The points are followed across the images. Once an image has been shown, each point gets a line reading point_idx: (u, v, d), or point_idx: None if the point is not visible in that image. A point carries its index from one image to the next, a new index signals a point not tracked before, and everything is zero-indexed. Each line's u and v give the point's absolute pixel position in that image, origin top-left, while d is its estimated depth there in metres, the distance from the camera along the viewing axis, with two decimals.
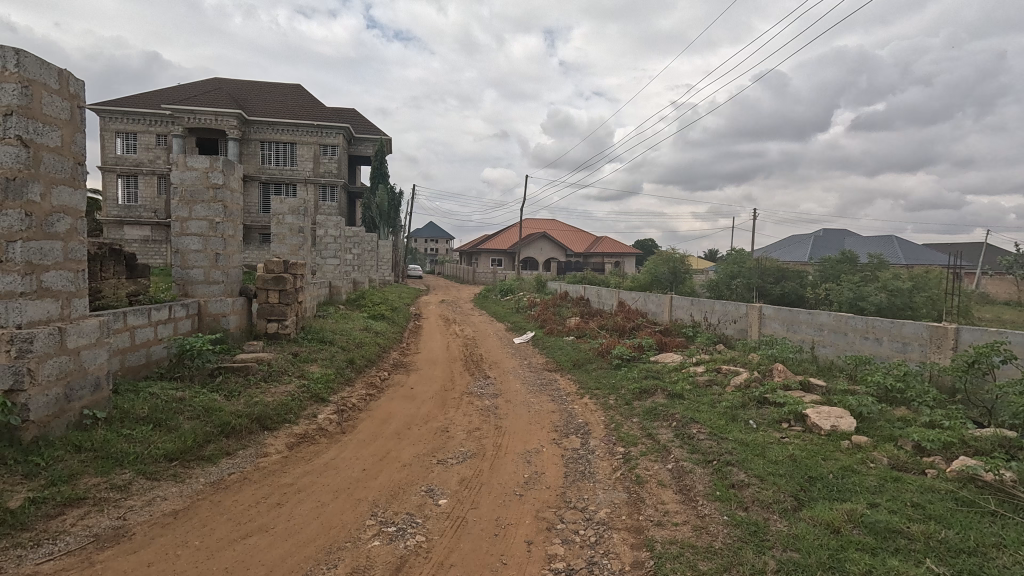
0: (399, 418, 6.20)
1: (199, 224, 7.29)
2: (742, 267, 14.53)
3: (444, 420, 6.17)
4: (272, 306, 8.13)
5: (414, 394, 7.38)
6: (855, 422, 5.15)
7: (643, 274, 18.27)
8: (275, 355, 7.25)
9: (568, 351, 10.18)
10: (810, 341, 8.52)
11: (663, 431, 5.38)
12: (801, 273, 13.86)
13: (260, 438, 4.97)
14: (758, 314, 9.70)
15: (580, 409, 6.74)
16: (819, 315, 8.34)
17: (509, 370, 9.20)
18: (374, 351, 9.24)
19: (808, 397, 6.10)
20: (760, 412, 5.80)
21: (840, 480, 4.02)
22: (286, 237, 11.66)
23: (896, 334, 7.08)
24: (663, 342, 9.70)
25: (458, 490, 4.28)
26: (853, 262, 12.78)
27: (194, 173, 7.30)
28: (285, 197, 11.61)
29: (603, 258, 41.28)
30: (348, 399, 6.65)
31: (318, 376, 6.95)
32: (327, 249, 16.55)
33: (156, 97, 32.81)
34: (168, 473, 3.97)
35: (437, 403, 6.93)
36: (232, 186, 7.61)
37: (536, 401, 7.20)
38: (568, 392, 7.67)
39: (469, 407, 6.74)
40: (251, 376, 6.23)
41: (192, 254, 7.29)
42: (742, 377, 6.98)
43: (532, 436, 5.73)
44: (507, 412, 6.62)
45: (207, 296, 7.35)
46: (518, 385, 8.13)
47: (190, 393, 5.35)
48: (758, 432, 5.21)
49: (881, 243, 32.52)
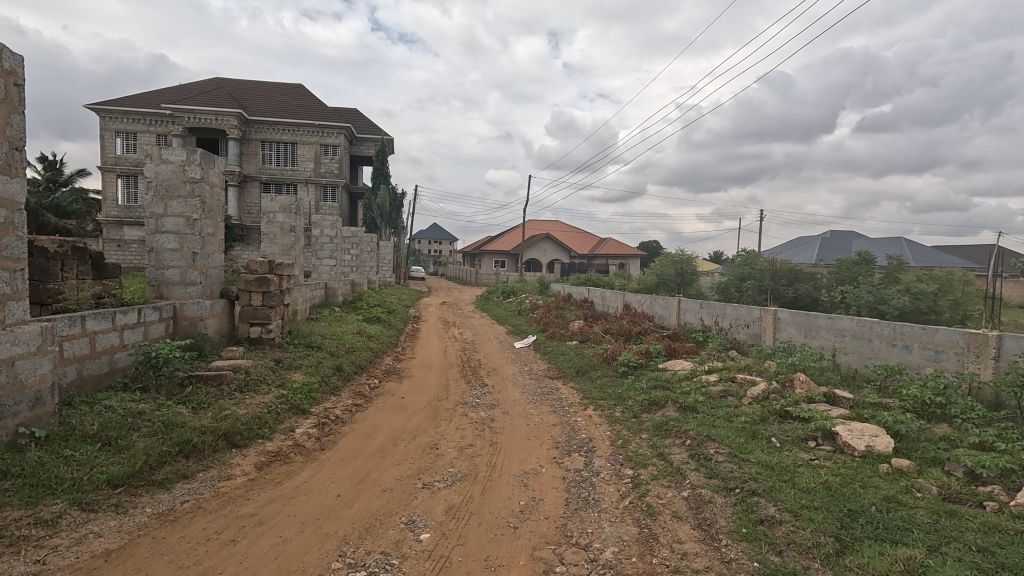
0: (384, 433, 5.67)
1: (176, 221, 6.82)
2: (752, 268, 13.94)
3: (434, 435, 5.64)
4: (255, 309, 7.63)
5: (404, 405, 6.85)
6: (892, 442, 4.59)
7: (650, 276, 17.69)
8: (255, 361, 6.75)
9: (571, 357, 9.63)
10: (831, 347, 7.93)
11: (676, 451, 4.82)
12: (815, 275, 13.24)
13: (225, 457, 4.45)
14: (773, 318, 9.13)
15: (583, 422, 6.18)
16: (840, 320, 7.76)
17: (508, 377, 8.66)
18: (365, 357, 8.72)
19: (836, 411, 5.53)
20: (783, 428, 5.24)
21: (886, 514, 3.47)
22: (277, 237, 11.16)
23: (928, 341, 6.50)
24: (672, 348, 9.13)
25: (443, 521, 3.74)
26: (871, 263, 12.16)
27: (170, 166, 6.81)
28: (276, 195, 11.12)
29: (607, 259, 40.70)
30: (332, 411, 6.13)
31: (300, 385, 6.44)
32: (323, 250, 16.06)
33: (156, 96, 32.55)
34: (109, 502, 3.45)
35: (428, 415, 6.40)
36: (212, 181, 7.12)
37: (536, 413, 6.63)
38: (571, 402, 7.12)
39: (463, 420, 6.20)
40: (224, 386, 5.72)
41: (168, 254, 6.81)
42: (760, 388, 6.42)
43: (530, 454, 5.18)
44: (504, 425, 6.08)
45: (183, 298, 6.85)
46: (517, 394, 7.59)
47: (152, 406, 4.85)
48: (783, 452, 4.65)
49: (890, 245, 31.78)
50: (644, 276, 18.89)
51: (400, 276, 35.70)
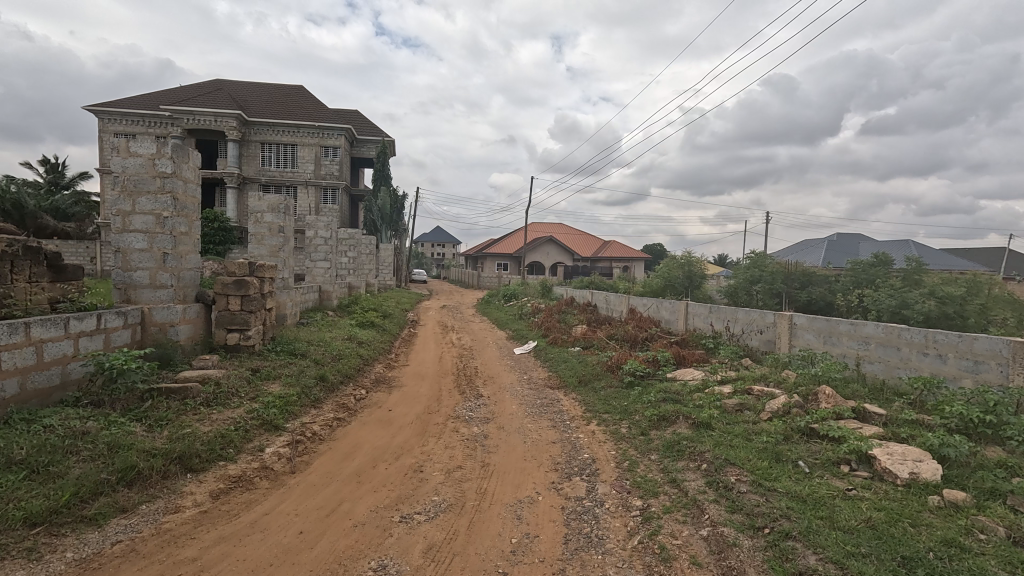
0: (365, 452, 5.11)
1: (145, 219, 6.31)
2: (763, 271, 13.35)
3: (419, 455, 5.08)
4: (232, 314, 7.12)
5: (390, 419, 6.28)
6: (939, 468, 4.01)
7: (656, 280, 17.10)
8: (228, 371, 6.21)
9: (573, 365, 9.04)
10: (854, 355, 7.34)
11: (692, 477, 4.23)
12: (830, 278, 12.58)
13: (177, 485, 3.91)
14: (788, 324, 8.55)
15: (585, 440, 5.60)
16: (864, 326, 7.18)
17: (506, 387, 8.09)
18: (354, 364, 8.17)
19: (868, 431, 4.95)
20: (810, 450, 4.68)
21: (948, 562, 2.89)
22: (265, 237, 10.65)
23: (965, 351, 5.90)
24: (681, 356, 8.54)
25: (419, 566, 3.17)
26: (889, 265, 11.51)
27: (139, 160, 6.30)
28: (264, 194, 10.61)
29: (610, 262, 40.04)
30: (309, 427, 5.58)
31: (276, 397, 5.89)
32: (316, 251, 15.40)
33: (156, 98, 32.23)
34: (21, 547, 2.91)
35: (415, 431, 5.84)
36: (185, 176, 6.61)
37: (535, 428, 6.06)
38: (572, 416, 6.55)
39: (454, 437, 5.64)
40: (189, 400, 5.19)
41: (136, 254, 6.29)
42: (780, 402, 5.84)
43: (525, 479, 4.62)
44: (498, 443, 5.51)
45: (153, 302, 6.35)
46: (515, 406, 7.02)
47: (100, 425, 4.31)
48: (814, 481, 4.08)
49: (898, 247, 31.08)
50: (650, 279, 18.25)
51: (401, 280, 35.18)
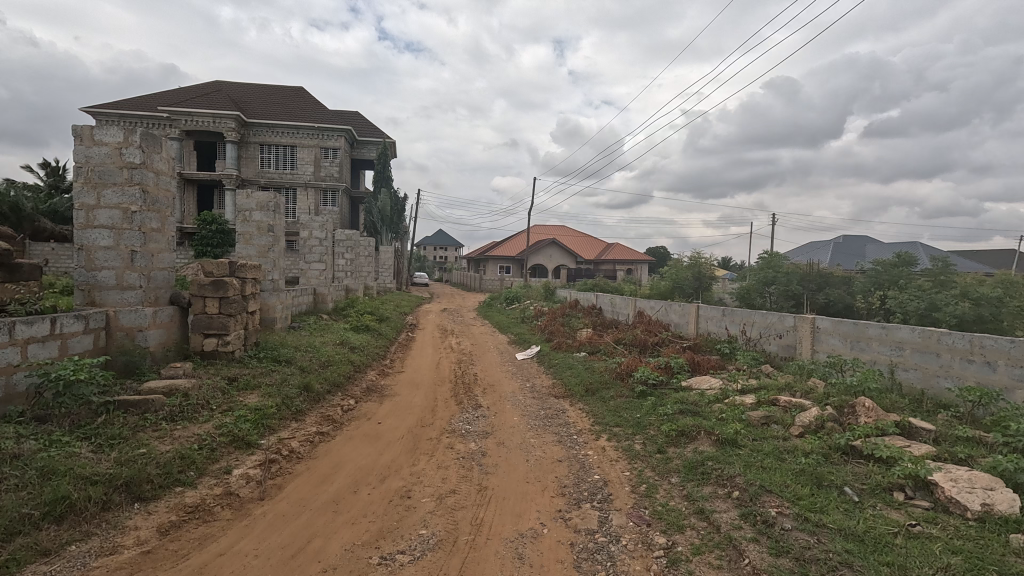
0: (346, 473, 4.52)
1: (110, 214, 5.76)
2: (778, 272, 12.75)
3: (407, 477, 4.49)
4: (210, 318, 6.53)
5: (379, 433, 5.69)
6: (1017, 498, 3.40)
7: (663, 282, 16.49)
8: (201, 381, 5.64)
9: (579, 372, 8.43)
10: (886, 362, 6.72)
11: (722, 508, 3.63)
12: (848, 279, 11.94)
13: (119, 518, 3.33)
14: (811, 327, 7.95)
15: (595, 459, 4.99)
16: (897, 330, 6.58)
17: (506, 396, 7.49)
18: (343, 372, 7.59)
19: (918, 449, 4.35)
20: (855, 474, 4.08)
21: None
22: (253, 237, 10.06)
23: (1018, 358, 5.27)
24: (696, 362, 7.93)
25: None
26: (912, 266, 10.87)
27: (104, 149, 5.75)
28: (253, 192, 10.07)
29: (613, 265, 39.49)
30: (286, 443, 4.99)
31: (251, 410, 5.30)
32: (311, 253, 14.77)
33: (155, 99, 31.88)
34: None
35: (405, 447, 5.25)
36: (157, 167, 6.07)
37: (538, 444, 5.45)
38: (580, 429, 5.93)
39: (447, 455, 5.04)
40: (149, 415, 4.62)
41: (101, 252, 5.75)
42: (812, 415, 5.24)
43: (529, 507, 4.01)
44: (497, 462, 4.92)
45: (120, 305, 5.81)
46: (516, 418, 6.42)
47: (38, 445, 3.74)
48: (867, 513, 3.48)
49: (907, 248, 30.45)
50: (656, 281, 17.64)
51: (401, 283, 34.66)
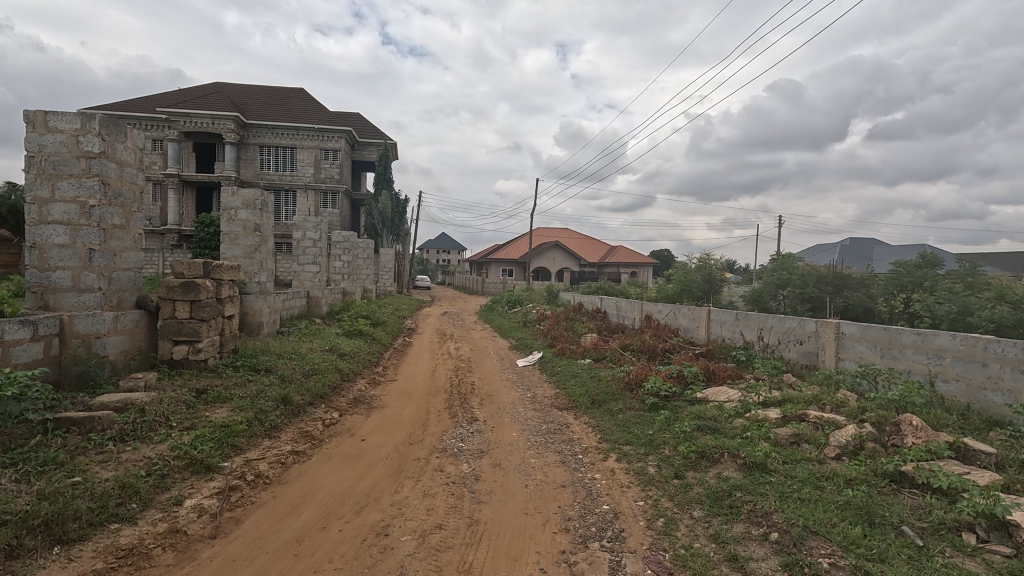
0: (317, 503, 3.93)
1: (66, 208, 5.21)
2: (792, 274, 12.13)
3: (388, 508, 3.88)
4: (180, 323, 5.94)
5: (361, 453, 5.09)
6: None
7: (671, 285, 15.85)
8: (164, 394, 5.06)
9: (583, 381, 7.83)
10: (923, 372, 6.10)
11: (759, 555, 3.04)
12: (868, 281, 11.28)
13: (28, 571, 2.74)
14: (835, 333, 7.34)
15: (604, 485, 4.37)
16: (935, 336, 5.96)
17: (505, 408, 6.88)
18: (329, 382, 7.00)
19: (982, 477, 3.73)
20: (912, 509, 3.46)
21: None
22: (239, 237, 9.50)
23: None
24: (710, 371, 7.32)
25: None
26: (937, 267, 10.21)
27: (59, 137, 5.22)
28: (238, 189, 9.52)
29: (616, 268, 38.91)
30: (253, 466, 4.39)
31: (216, 427, 4.71)
32: (304, 254, 14.14)
33: (155, 100, 31.63)
34: None
35: (389, 470, 4.66)
36: (119, 157, 5.52)
37: (539, 466, 4.84)
38: (586, 448, 5.32)
39: (435, 480, 4.44)
40: (93, 435, 4.03)
41: (55, 250, 5.17)
42: (849, 434, 4.65)
43: (527, 547, 3.40)
44: (492, 489, 4.31)
45: (77, 309, 5.23)
46: (514, 433, 5.82)
47: None
48: (937, 562, 2.87)
49: (914, 251, 29.82)
50: (663, 284, 17.01)
51: (403, 286, 34.11)
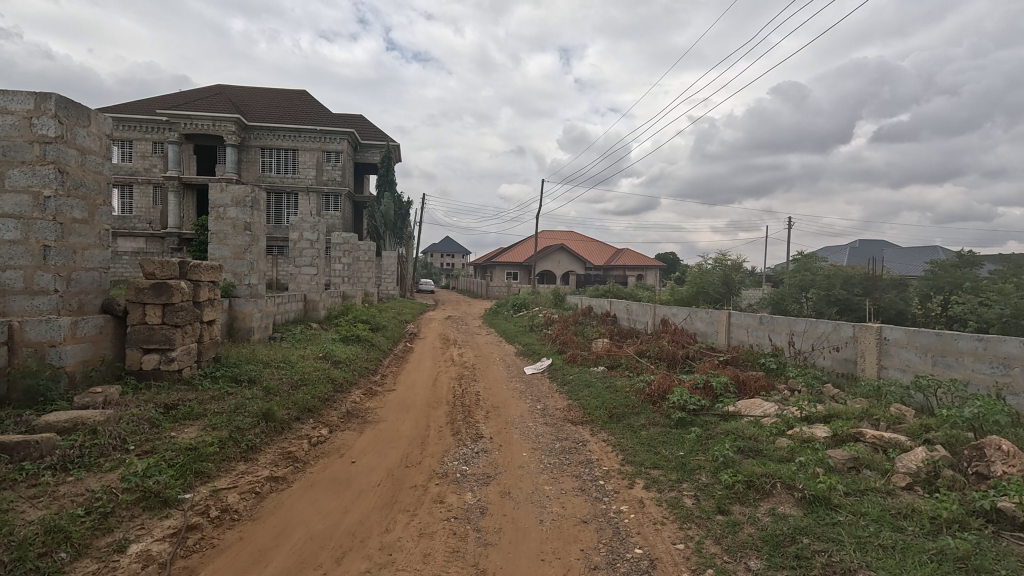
0: (292, 548, 3.26)
1: (18, 200, 4.61)
2: (816, 275, 11.41)
3: (376, 555, 3.21)
4: (150, 330, 5.31)
5: (350, 479, 4.42)
6: None
7: (685, 288, 15.12)
8: (124, 411, 4.42)
9: (599, 392, 7.13)
10: (986, 383, 5.38)
11: None
12: (900, 282, 10.50)
13: None
14: (876, 339, 6.62)
15: (634, 523, 3.67)
16: (1001, 343, 5.25)
17: (514, 423, 6.19)
18: (319, 394, 6.35)
19: None
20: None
21: None
22: (227, 236, 8.83)
23: None
24: (740, 382, 6.60)
25: None
26: (977, 267, 9.44)
27: (10, 119, 4.62)
28: (227, 184, 8.88)
29: (623, 271, 38.07)
30: (221, 498, 3.74)
31: (182, 450, 4.07)
32: (301, 256, 13.52)
33: (156, 103, 31.36)
34: None
35: (380, 501, 3.99)
36: (80, 143, 4.92)
37: (554, 496, 4.15)
38: (609, 472, 4.62)
39: (434, 515, 3.75)
40: (27, 465, 3.40)
41: (4, 248, 4.55)
42: (919, 459, 3.96)
43: None
44: (501, 526, 3.62)
45: (29, 314, 4.61)
46: (525, 453, 5.14)
47: None
48: None
49: (926, 252, 29.15)
50: (676, 287, 16.30)
51: (405, 290, 33.44)
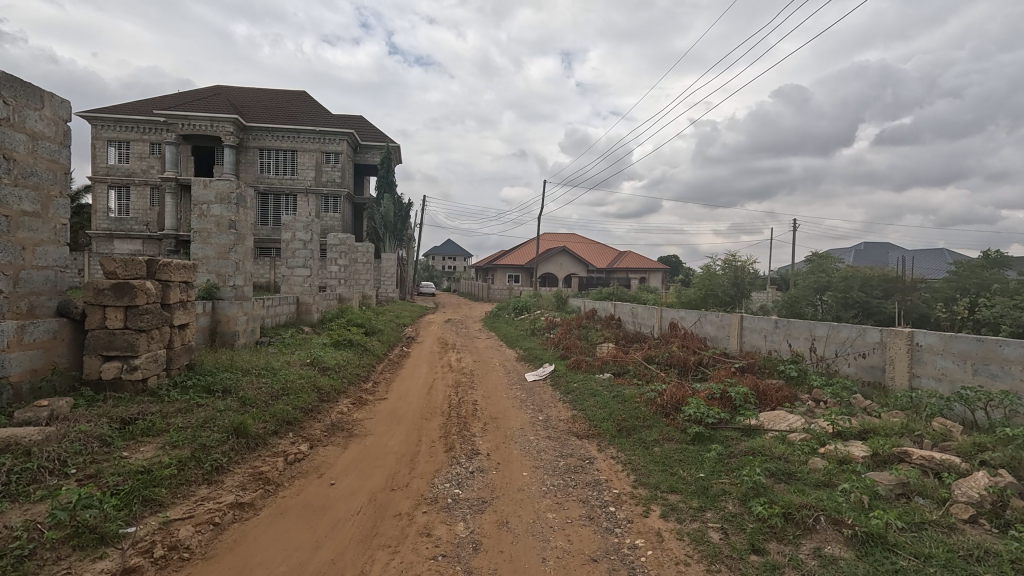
0: None
1: None
2: (831, 277, 10.86)
3: None
4: (111, 335, 4.80)
5: (327, 505, 3.88)
6: None
7: (692, 290, 14.59)
8: (70, 428, 3.90)
9: (606, 402, 6.58)
10: None
11: None
12: (921, 285, 9.93)
13: None
14: (908, 345, 6.07)
15: (652, 563, 3.13)
16: None
17: (514, 437, 5.65)
18: (301, 405, 5.81)
19: None
20: None
21: None
22: (210, 234, 8.33)
23: None
24: (761, 392, 6.05)
25: None
26: (1005, 268, 8.87)
27: None
28: (211, 179, 8.39)
29: (626, 274, 37.53)
30: (171, 532, 3.21)
31: (131, 473, 3.55)
32: (294, 257, 12.99)
33: (154, 103, 31.04)
34: None
35: (358, 534, 3.45)
36: (30, 126, 4.44)
37: (558, 527, 3.61)
38: (620, 497, 4.07)
39: (418, 552, 3.21)
40: None
41: None
42: (982, 486, 3.40)
43: None
44: (496, 568, 3.07)
45: None
46: (525, 474, 4.59)
47: None
48: None
49: (935, 255, 28.63)
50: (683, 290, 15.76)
51: (405, 292, 32.90)
